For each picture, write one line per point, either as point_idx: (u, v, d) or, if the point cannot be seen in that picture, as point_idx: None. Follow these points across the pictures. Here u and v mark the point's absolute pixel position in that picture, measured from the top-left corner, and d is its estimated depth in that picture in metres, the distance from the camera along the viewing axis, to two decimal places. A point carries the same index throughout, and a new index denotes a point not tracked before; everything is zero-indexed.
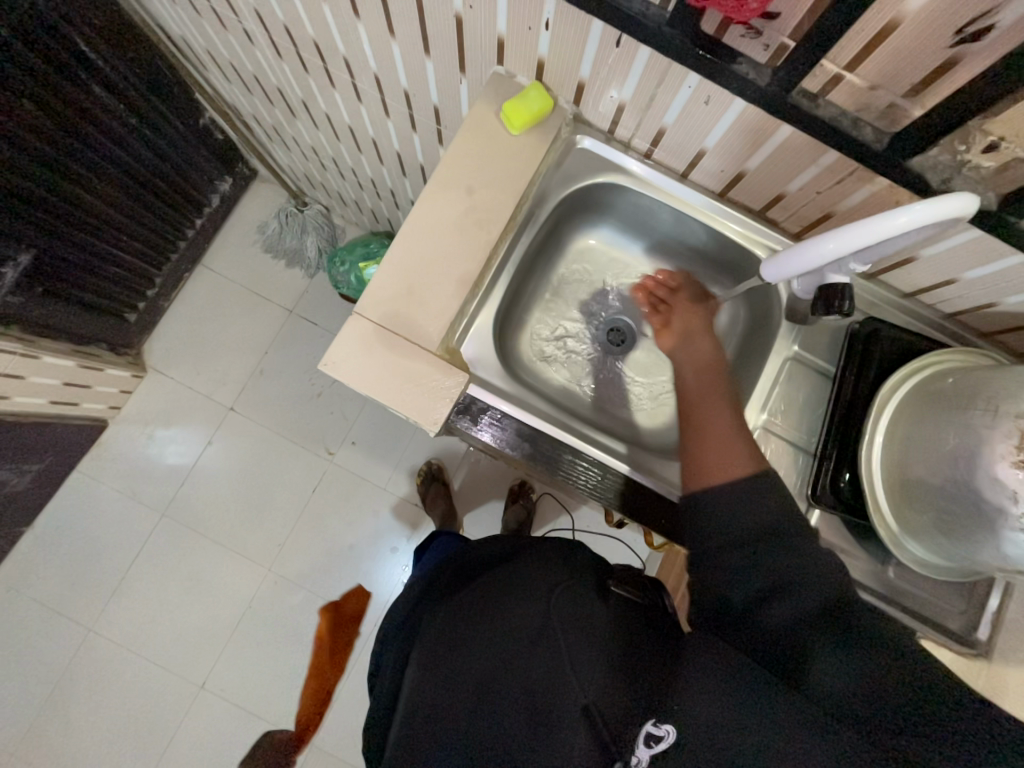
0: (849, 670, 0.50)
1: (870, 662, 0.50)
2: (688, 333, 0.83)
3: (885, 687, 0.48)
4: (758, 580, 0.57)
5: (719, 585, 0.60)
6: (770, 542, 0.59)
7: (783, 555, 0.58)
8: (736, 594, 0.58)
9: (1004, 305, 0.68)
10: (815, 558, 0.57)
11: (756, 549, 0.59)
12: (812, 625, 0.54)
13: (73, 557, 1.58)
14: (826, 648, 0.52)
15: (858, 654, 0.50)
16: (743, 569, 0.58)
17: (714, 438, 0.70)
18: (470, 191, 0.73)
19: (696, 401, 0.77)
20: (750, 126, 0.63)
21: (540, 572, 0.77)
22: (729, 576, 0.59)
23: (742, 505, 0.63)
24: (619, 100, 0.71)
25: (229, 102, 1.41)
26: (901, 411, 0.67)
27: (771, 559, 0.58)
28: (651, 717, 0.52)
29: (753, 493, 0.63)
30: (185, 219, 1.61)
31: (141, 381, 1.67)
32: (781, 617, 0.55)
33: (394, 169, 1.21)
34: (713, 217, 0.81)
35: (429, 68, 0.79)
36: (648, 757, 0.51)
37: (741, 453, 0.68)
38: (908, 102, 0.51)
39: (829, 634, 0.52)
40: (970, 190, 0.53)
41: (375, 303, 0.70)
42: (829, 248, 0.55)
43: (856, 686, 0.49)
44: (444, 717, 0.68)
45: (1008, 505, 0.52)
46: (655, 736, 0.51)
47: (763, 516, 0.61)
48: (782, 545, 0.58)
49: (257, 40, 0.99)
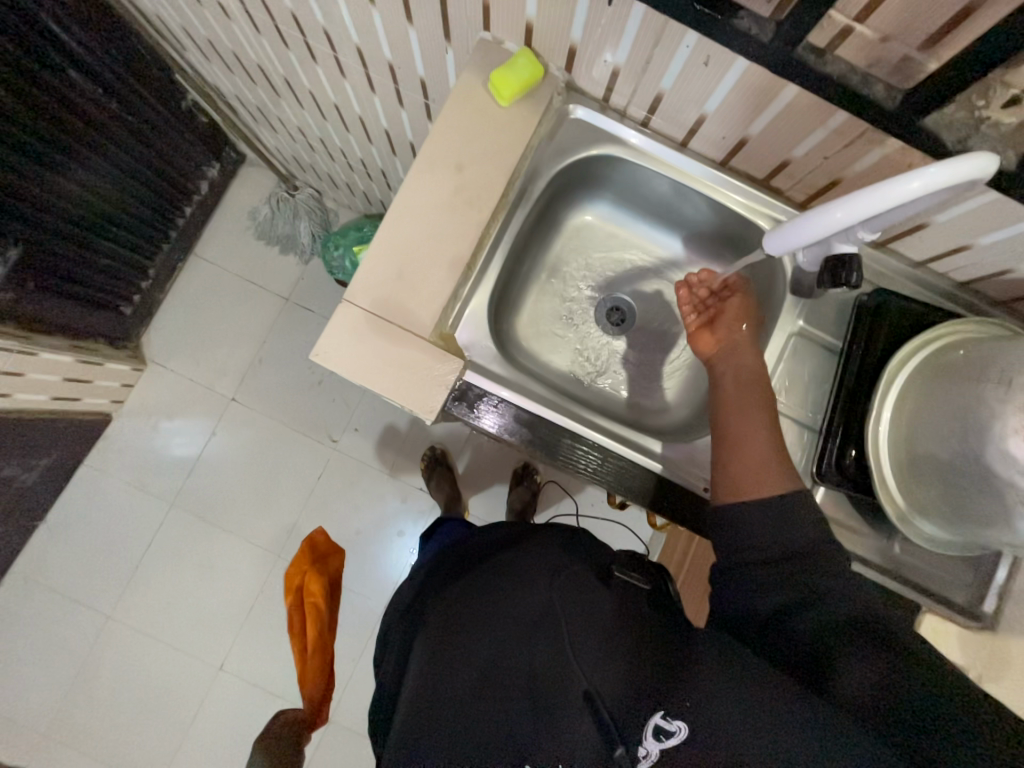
0: (869, 672, 0.52)
1: (892, 663, 0.52)
2: (731, 340, 0.77)
3: (899, 679, 0.51)
4: (779, 586, 0.59)
5: (744, 589, 0.61)
6: (807, 565, 0.59)
7: (819, 577, 0.58)
8: (760, 600, 0.60)
9: (1018, 272, 0.65)
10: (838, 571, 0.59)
11: (790, 569, 0.59)
12: (838, 642, 0.55)
13: (88, 548, 1.61)
14: (845, 657, 0.54)
15: (873, 659, 0.53)
16: (767, 572, 0.60)
17: (749, 456, 0.68)
18: (459, 169, 0.70)
19: (736, 410, 0.72)
20: (751, 88, 0.59)
21: (540, 560, 0.78)
22: (752, 578, 0.61)
23: (782, 527, 0.61)
24: (613, 65, 0.67)
25: (211, 83, 1.36)
26: (909, 385, 0.65)
27: (803, 576, 0.59)
28: (660, 712, 0.54)
29: (784, 517, 0.62)
30: (175, 206, 1.58)
31: (141, 374, 1.67)
32: (806, 624, 0.57)
33: (384, 148, 1.17)
34: (715, 188, 0.78)
35: (413, 39, 0.75)
36: (657, 750, 0.54)
37: (776, 474, 0.66)
38: (924, 55, 0.48)
39: (853, 645, 0.54)
40: (987, 149, 0.50)
41: (365, 289, 0.68)
42: (836, 217, 0.52)
43: (878, 688, 0.52)
44: (448, 700, 0.69)
45: (1019, 480, 0.50)
46: (665, 730, 0.54)
47: (789, 524, 0.61)
48: (819, 568, 0.59)
49: (235, 15, 0.95)
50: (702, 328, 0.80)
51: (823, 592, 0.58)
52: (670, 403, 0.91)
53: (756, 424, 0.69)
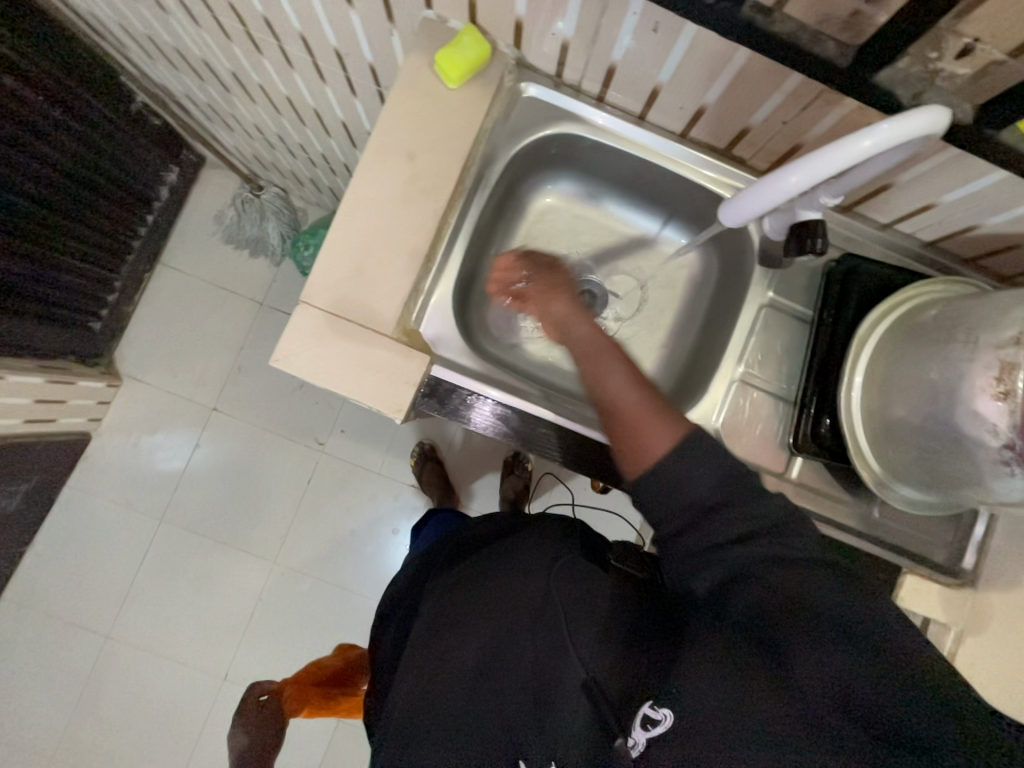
0: (825, 663, 0.50)
1: (847, 650, 0.50)
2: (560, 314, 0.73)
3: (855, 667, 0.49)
4: (723, 568, 0.57)
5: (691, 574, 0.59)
6: (770, 539, 0.57)
7: (780, 549, 0.56)
8: (713, 582, 0.58)
9: (984, 227, 0.65)
10: (780, 547, 0.56)
11: (748, 543, 0.57)
12: (804, 624, 0.52)
13: (80, 570, 1.58)
14: (814, 639, 0.51)
15: (842, 641, 0.50)
16: (715, 554, 0.57)
17: (632, 418, 0.63)
18: (411, 157, 0.67)
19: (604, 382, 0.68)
20: (703, 53, 0.57)
21: (538, 548, 0.77)
22: (699, 562, 0.58)
23: (705, 485, 0.58)
24: (562, 38, 0.64)
25: (159, 83, 1.31)
26: (879, 350, 0.64)
27: (763, 547, 0.56)
28: (649, 701, 0.54)
29: (697, 465, 0.58)
30: (136, 215, 1.53)
31: (117, 390, 1.63)
32: (769, 600, 0.54)
33: (343, 141, 1.14)
34: (677, 161, 0.76)
35: (355, 22, 0.71)
36: (646, 740, 0.53)
37: (662, 421, 0.62)
38: (873, 7, 0.46)
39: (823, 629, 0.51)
40: (942, 103, 0.49)
41: (322, 288, 0.65)
42: (792, 181, 0.50)
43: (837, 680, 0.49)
44: (442, 695, 0.68)
45: (988, 439, 0.50)
46: (652, 719, 0.53)
47: (728, 505, 0.58)
48: (779, 539, 0.56)
49: (170, 8, 0.90)
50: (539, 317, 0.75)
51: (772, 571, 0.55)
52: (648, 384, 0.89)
53: (618, 381, 0.65)
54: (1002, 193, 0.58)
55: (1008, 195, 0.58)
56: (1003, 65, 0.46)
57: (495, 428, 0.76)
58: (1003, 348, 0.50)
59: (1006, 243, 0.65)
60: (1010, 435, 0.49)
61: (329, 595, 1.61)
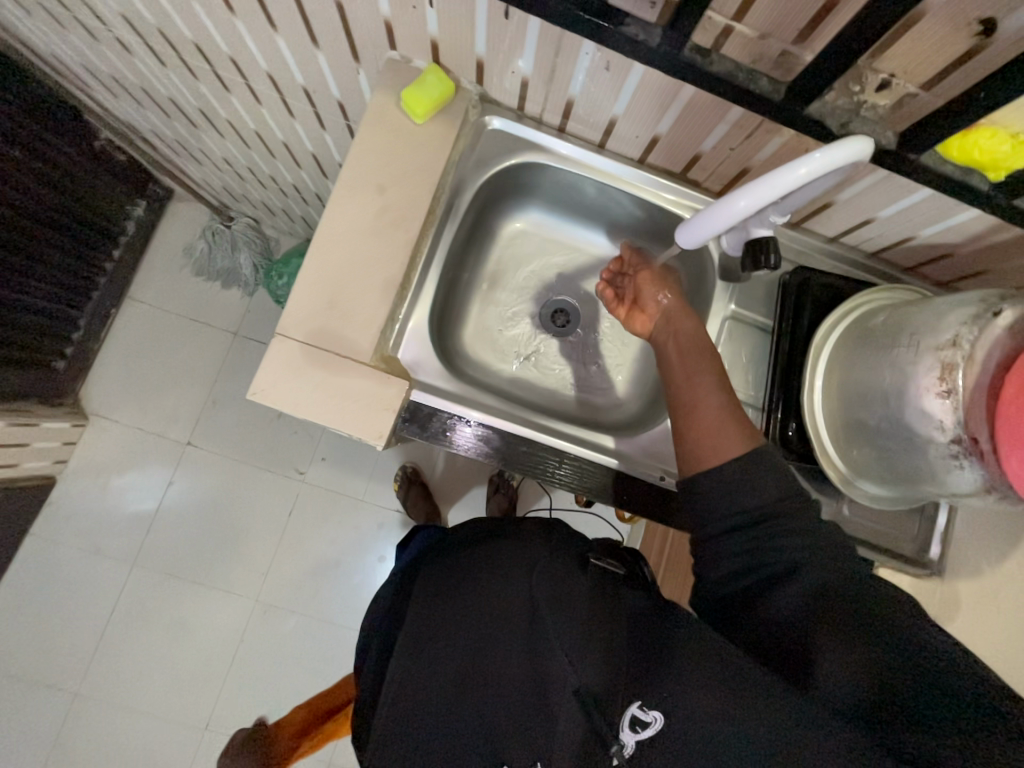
0: (854, 668, 0.50)
1: (865, 650, 0.50)
2: (663, 311, 0.77)
3: (882, 656, 0.50)
4: (750, 559, 0.59)
5: (717, 571, 0.61)
6: (780, 534, 0.58)
7: (793, 541, 0.58)
8: (748, 588, 0.59)
9: (920, 238, 0.70)
10: (816, 549, 0.58)
11: (763, 539, 0.59)
12: (823, 626, 0.53)
13: (44, 622, 1.50)
14: (833, 633, 0.52)
15: (854, 633, 0.51)
16: (745, 551, 0.59)
17: (707, 420, 0.66)
18: (381, 189, 0.69)
19: (685, 381, 0.71)
20: (652, 88, 0.61)
21: (518, 554, 0.77)
22: (728, 560, 0.60)
23: (746, 492, 0.61)
24: (522, 75, 0.68)
25: (124, 120, 1.31)
26: (836, 354, 0.68)
27: (781, 540, 0.58)
28: (637, 703, 0.54)
29: (754, 473, 0.61)
30: (101, 251, 1.50)
31: (84, 430, 1.57)
32: (788, 605, 0.56)
33: (314, 172, 1.15)
34: (636, 185, 0.80)
35: (322, 61, 0.74)
36: (634, 742, 0.53)
37: (736, 432, 0.65)
38: (799, 48, 0.51)
39: (835, 620, 0.52)
40: (868, 131, 0.53)
41: (298, 320, 0.66)
42: (741, 205, 0.53)
43: (867, 670, 0.49)
44: (428, 707, 0.68)
45: (937, 435, 0.54)
46: (642, 721, 0.53)
47: (766, 498, 0.60)
48: (792, 533, 0.58)
49: (134, 49, 0.91)
50: (635, 311, 0.80)
51: (796, 565, 0.57)
52: (624, 397, 0.92)
53: (707, 385, 0.69)
54: (931, 208, 0.63)
55: (937, 209, 0.63)
56: (917, 97, 0.51)
57: (477, 450, 0.76)
58: (942, 350, 0.54)
59: (940, 253, 0.71)
60: (957, 429, 0.53)
61: (314, 632, 1.56)
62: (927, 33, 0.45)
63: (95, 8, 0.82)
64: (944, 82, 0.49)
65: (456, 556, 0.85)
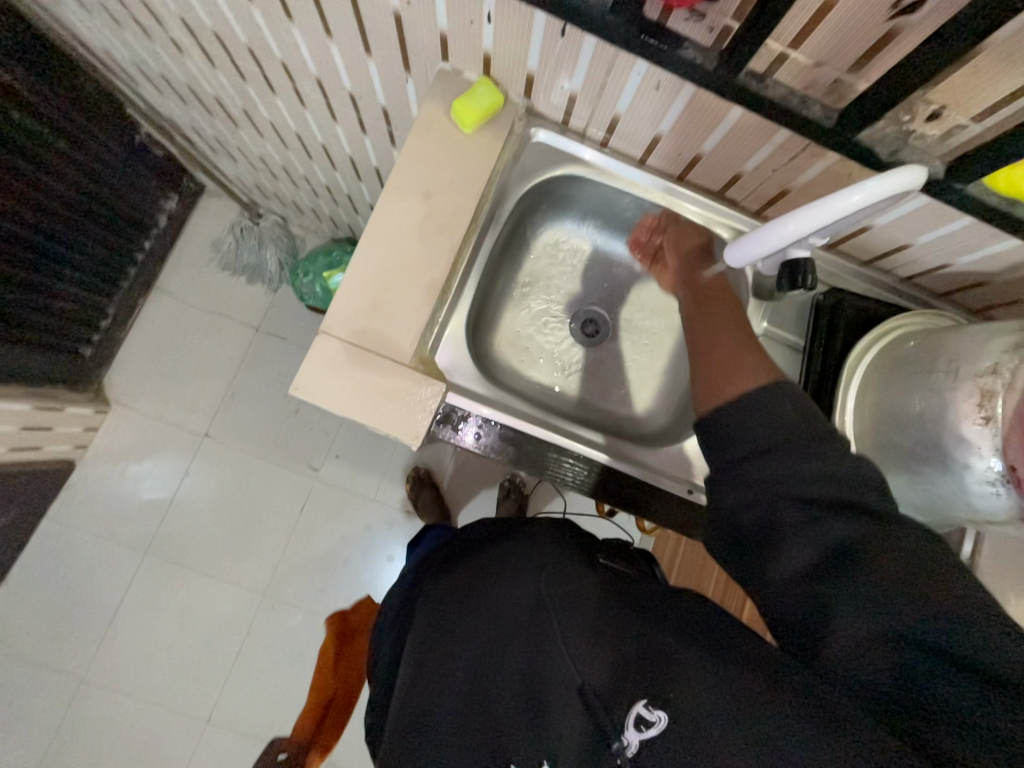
0: (865, 633, 0.48)
1: (883, 619, 0.48)
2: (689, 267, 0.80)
3: (891, 613, 0.47)
4: (766, 508, 0.56)
5: (734, 517, 0.59)
6: (798, 474, 0.56)
7: (810, 485, 0.55)
8: (760, 534, 0.56)
9: (957, 265, 0.70)
10: (833, 496, 0.54)
11: (781, 482, 0.56)
12: (834, 584, 0.51)
13: (56, 605, 1.51)
14: (845, 598, 0.50)
15: (869, 599, 0.49)
16: (762, 499, 0.57)
17: (725, 353, 0.68)
18: (428, 196, 0.71)
19: (705, 324, 0.73)
20: (700, 109, 0.63)
21: (526, 553, 0.78)
22: (745, 502, 0.58)
23: (765, 416, 0.60)
24: (570, 90, 0.70)
25: (165, 116, 1.34)
26: (870, 376, 0.69)
27: (796, 489, 0.56)
28: (643, 701, 0.54)
29: (778, 397, 0.60)
30: (133, 241, 1.54)
31: (104, 416, 1.60)
32: (798, 563, 0.53)
33: (349, 174, 1.18)
34: (674, 201, 0.81)
35: (372, 69, 0.76)
36: (638, 742, 0.53)
37: (757, 364, 0.65)
38: (853, 77, 0.52)
39: (847, 585, 0.50)
40: (916, 160, 0.54)
41: (342, 319, 0.68)
42: (789, 229, 0.55)
43: (875, 626, 0.48)
44: (435, 703, 0.68)
45: (974, 460, 0.54)
46: (646, 720, 0.53)
47: (784, 422, 0.59)
48: (811, 472, 0.55)
49: (187, 49, 0.94)
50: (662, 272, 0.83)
51: (810, 521, 0.54)
52: (650, 409, 0.92)
53: (727, 324, 0.71)
54: (972, 237, 0.64)
55: (978, 238, 0.64)
56: (968, 128, 0.52)
57: (488, 444, 0.77)
58: (983, 377, 0.55)
59: (976, 281, 0.71)
60: (994, 456, 0.53)
61: (319, 629, 1.56)
62: (983, 67, 0.46)
63: (155, 9, 0.85)
64: (995, 116, 0.50)
65: (469, 557, 0.86)
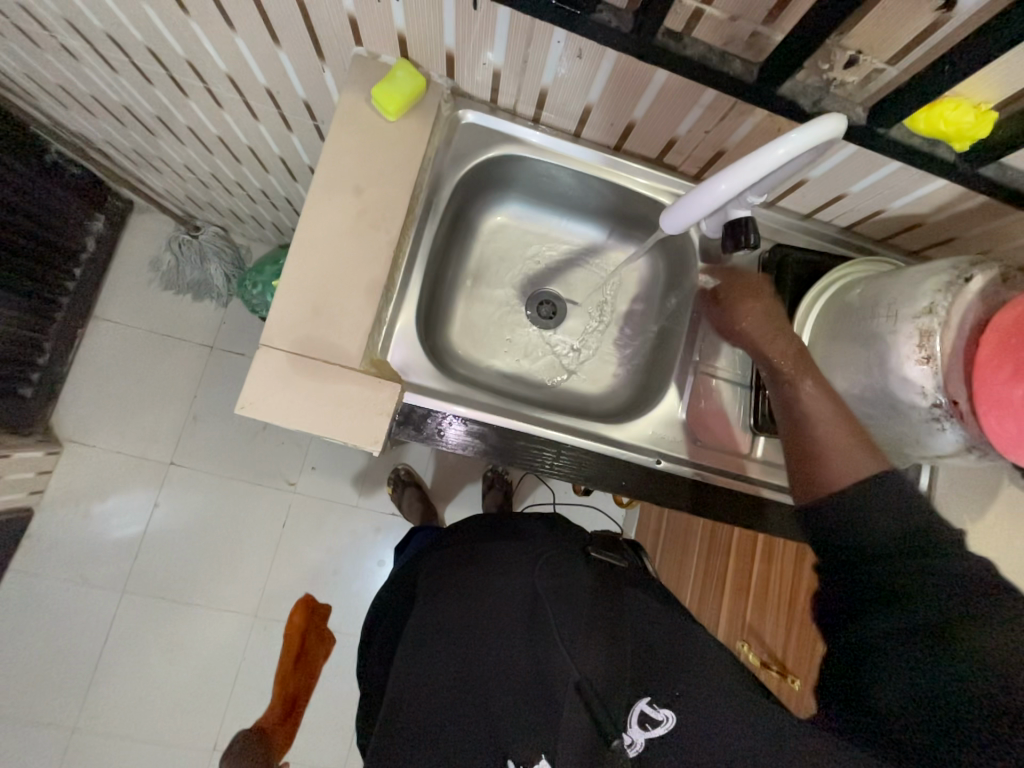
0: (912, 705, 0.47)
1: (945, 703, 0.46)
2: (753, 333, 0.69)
3: (952, 691, 0.46)
4: (867, 574, 0.53)
5: (836, 560, 0.56)
6: (904, 555, 0.52)
7: (917, 569, 0.51)
8: (853, 587, 0.54)
9: (891, 209, 0.72)
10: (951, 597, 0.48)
11: (884, 552, 0.53)
12: (901, 660, 0.48)
13: (34, 659, 1.44)
14: (909, 675, 0.48)
15: (938, 683, 0.46)
16: (866, 558, 0.53)
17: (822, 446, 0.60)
18: (358, 191, 0.68)
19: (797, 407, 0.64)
20: (625, 75, 0.61)
21: (522, 548, 0.81)
22: (854, 558, 0.54)
23: (882, 514, 0.54)
24: (494, 66, 0.67)
25: (75, 131, 1.24)
26: (817, 329, 0.70)
27: (899, 559, 0.52)
28: (648, 700, 0.62)
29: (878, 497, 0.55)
30: (61, 269, 1.44)
31: (58, 457, 1.51)
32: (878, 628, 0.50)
33: (282, 175, 1.12)
34: (615, 173, 0.80)
35: (285, 61, 0.72)
36: (642, 738, 0.60)
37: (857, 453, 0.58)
38: (769, 29, 0.52)
39: (919, 666, 0.47)
40: (839, 107, 0.55)
41: (282, 330, 0.65)
42: (722, 189, 0.54)
43: (930, 707, 0.46)
44: (431, 697, 0.67)
45: (919, 399, 0.56)
46: (652, 719, 0.61)
47: (896, 514, 0.54)
48: (921, 558, 0.51)
49: (81, 54, 0.86)
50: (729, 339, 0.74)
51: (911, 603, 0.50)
52: (614, 385, 0.92)
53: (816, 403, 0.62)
54: (901, 179, 0.65)
55: (907, 180, 0.65)
56: (884, 71, 0.52)
57: (452, 439, 0.75)
58: (920, 318, 0.56)
59: (911, 222, 0.73)
60: (936, 392, 0.55)
61: None
62: (891, 10, 0.46)
63: (37, 14, 0.78)
64: (908, 57, 0.50)
65: (456, 550, 0.87)
